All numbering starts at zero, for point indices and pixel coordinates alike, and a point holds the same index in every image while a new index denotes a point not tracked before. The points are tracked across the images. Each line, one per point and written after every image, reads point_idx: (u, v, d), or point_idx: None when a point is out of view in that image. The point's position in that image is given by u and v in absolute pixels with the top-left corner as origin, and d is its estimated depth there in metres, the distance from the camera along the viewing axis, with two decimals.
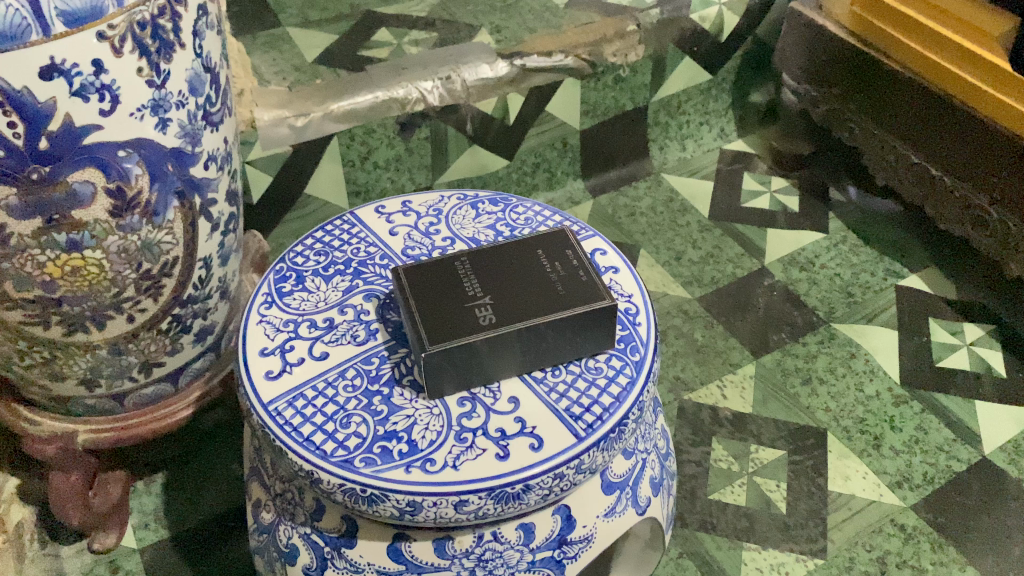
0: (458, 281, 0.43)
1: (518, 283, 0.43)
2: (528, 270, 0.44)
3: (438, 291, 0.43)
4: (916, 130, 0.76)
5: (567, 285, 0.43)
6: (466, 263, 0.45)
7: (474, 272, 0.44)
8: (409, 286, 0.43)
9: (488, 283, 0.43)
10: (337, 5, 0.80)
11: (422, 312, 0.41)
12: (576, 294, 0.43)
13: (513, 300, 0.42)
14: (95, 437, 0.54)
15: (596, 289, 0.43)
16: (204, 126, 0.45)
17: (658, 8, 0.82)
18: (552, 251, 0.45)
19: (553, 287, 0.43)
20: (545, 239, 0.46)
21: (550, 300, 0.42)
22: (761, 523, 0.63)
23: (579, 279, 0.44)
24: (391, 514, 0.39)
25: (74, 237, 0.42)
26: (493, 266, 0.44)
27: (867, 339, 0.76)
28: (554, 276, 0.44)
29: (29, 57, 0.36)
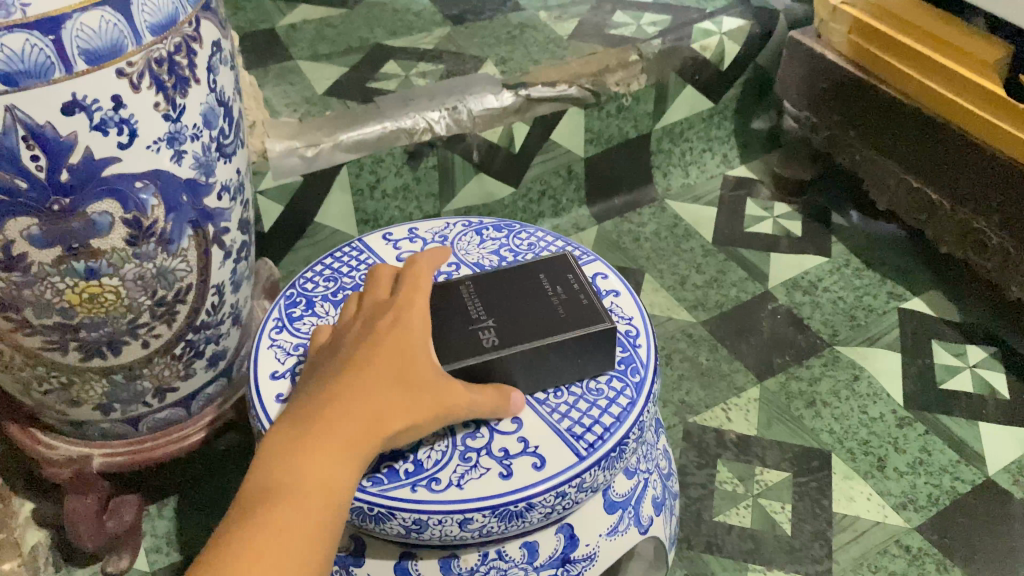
0: (463, 305, 0.45)
1: (520, 308, 0.44)
2: (531, 295, 0.45)
3: (443, 316, 0.44)
4: (916, 155, 0.77)
5: (568, 308, 0.44)
6: (470, 288, 0.46)
7: (478, 296, 0.45)
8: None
9: (493, 307, 0.44)
10: (347, 38, 0.83)
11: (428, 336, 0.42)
12: (575, 317, 0.44)
13: (515, 323, 0.43)
14: (108, 460, 0.55)
15: (596, 312, 0.44)
16: (218, 157, 0.47)
17: (660, 39, 0.84)
18: (554, 276, 0.47)
19: (554, 310, 0.44)
20: (545, 265, 0.48)
21: (551, 322, 0.43)
22: (766, 545, 0.63)
23: (580, 303, 0.45)
24: (397, 532, 0.40)
25: (93, 265, 0.44)
26: (497, 290, 0.46)
27: (870, 361, 0.77)
28: (556, 300, 0.45)
29: (52, 93, 0.38)
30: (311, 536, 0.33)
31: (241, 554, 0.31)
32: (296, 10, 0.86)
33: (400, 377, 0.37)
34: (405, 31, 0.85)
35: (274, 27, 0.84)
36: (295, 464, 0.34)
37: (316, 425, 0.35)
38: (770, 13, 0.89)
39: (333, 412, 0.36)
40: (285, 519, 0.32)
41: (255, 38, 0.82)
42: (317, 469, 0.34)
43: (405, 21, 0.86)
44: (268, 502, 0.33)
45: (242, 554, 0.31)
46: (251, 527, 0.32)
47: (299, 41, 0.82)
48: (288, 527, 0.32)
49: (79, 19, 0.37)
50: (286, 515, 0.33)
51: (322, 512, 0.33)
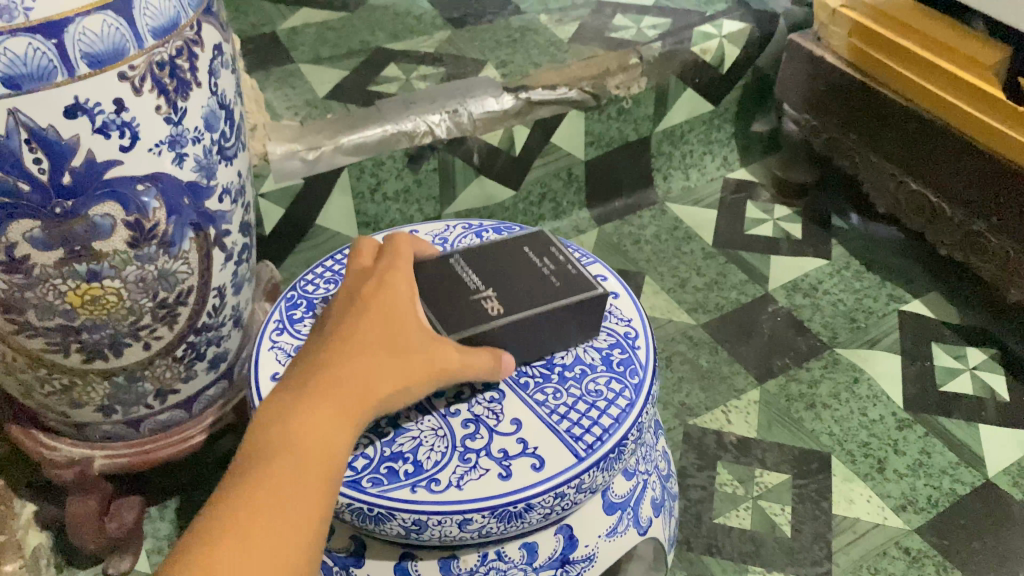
0: (457, 276, 0.45)
1: (513, 277, 0.45)
2: (521, 264, 0.46)
3: (438, 287, 0.44)
4: (916, 158, 0.77)
5: (560, 275, 0.45)
6: (460, 260, 0.46)
7: (470, 267, 0.46)
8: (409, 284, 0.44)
9: (487, 277, 0.45)
10: (348, 41, 0.83)
11: (431, 307, 0.43)
12: (568, 285, 0.45)
13: (514, 291, 0.44)
14: (110, 462, 0.56)
15: (585, 279, 0.45)
16: (219, 160, 0.47)
17: (660, 42, 0.84)
18: (539, 247, 0.47)
19: (547, 277, 0.45)
20: (527, 238, 0.48)
21: (549, 289, 0.44)
22: (766, 547, 0.64)
23: (567, 271, 0.46)
24: (397, 532, 0.40)
25: (94, 267, 0.44)
26: (486, 261, 0.46)
27: (870, 364, 0.77)
28: (547, 268, 0.46)
29: (54, 96, 0.38)
30: (312, 497, 0.33)
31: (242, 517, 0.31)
32: (297, 14, 0.86)
33: (390, 343, 0.38)
34: (406, 34, 0.85)
35: (276, 30, 0.84)
36: (293, 427, 0.34)
37: (310, 392, 0.36)
38: (770, 16, 0.90)
39: (327, 380, 0.36)
40: (283, 482, 0.33)
41: (256, 41, 0.82)
42: (312, 434, 0.34)
43: (406, 24, 0.86)
44: (266, 468, 0.33)
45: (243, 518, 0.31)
46: (249, 491, 0.32)
47: (301, 44, 0.82)
48: (288, 489, 0.33)
49: (81, 23, 0.37)
50: (284, 478, 0.33)
51: (320, 474, 0.34)
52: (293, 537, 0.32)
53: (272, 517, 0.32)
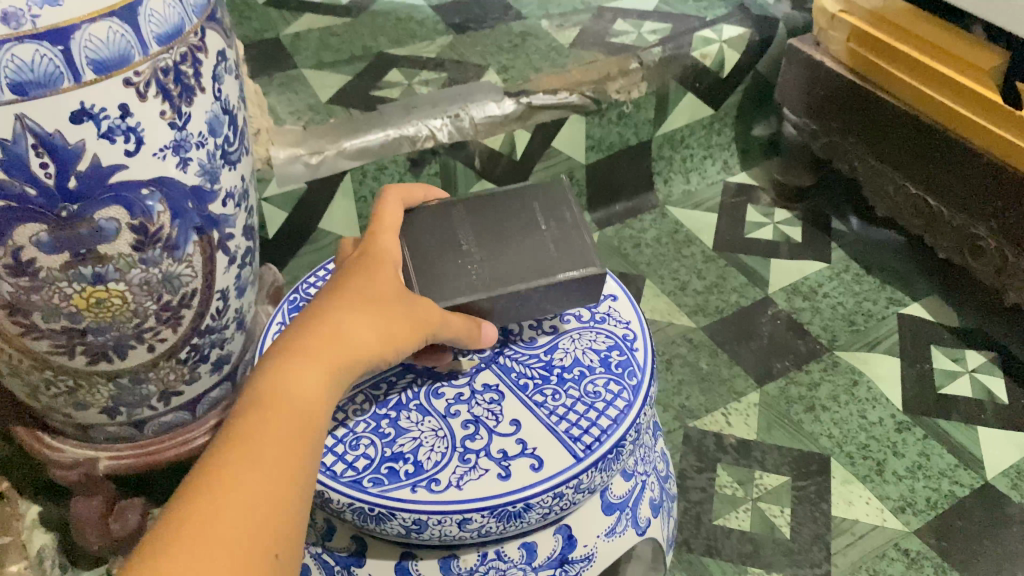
0: (453, 231, 0.47)
1: (509, 239, 0.46)
2: (521, 223, 0.47)
3: (434, 245, 0.46)
4: (915, 162, 0.78)
5: (559, 245, 0.46)
6: (461, 212, 0.48)
7: (468, 222, 0.47)
8: (406, 237, 0.47)
9: (481, 236, 0.47)
10: (350, 47, 0.84)
11: (418, 261, 0.45)
12: (563, 256, 0.45)
13: (502, 257, 0.45)
14: (115, 463, 0.56)
15: (585, 251, 0.46)
16: (222, 165, 0.48)
17: (660, 47, 0.84)
18: (548, 206, 0.48)
19: (544, 246, 0.46)
20: (542, 191, 0.49)
21: (540, 260, 0.45)
22: (765, 548, 0.64)
23: (569, 238, 0.46)
24: (398, 532, 0.41)
25: (99, 270, 0.45)
26: (486, 217, 0.48)
27: (870, 366, 0.77)
28: (547, 233, 0.47)
29: (61, 102, 0.38)
30: (292, 452, 0.33)
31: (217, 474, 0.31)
32: (301, 19, 0.87)
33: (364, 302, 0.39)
34: (408, 39, 0.86)
35: (279, 35, 0.85)
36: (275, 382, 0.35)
37: (286, 353, 0.36)
38: (770, 21, 0.90)
39: (303, 341, 0.36)
40: (260, 439, 0.33)
41: (260, 46, 0.83)
42: (289, 390, 0.34)
43: (408, 30, 0.87)
44: (243, 425, 0.33)
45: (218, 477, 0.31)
46: (225, 451, 0.32)
47: (304, 49, 0.83)
48: (266, 445, 0.33)
49: (87, 30, 0.38)
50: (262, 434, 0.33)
51: (299, 429, 0.34)
52: (274, 490, 0.31)
53: (251, 473, 0.31)
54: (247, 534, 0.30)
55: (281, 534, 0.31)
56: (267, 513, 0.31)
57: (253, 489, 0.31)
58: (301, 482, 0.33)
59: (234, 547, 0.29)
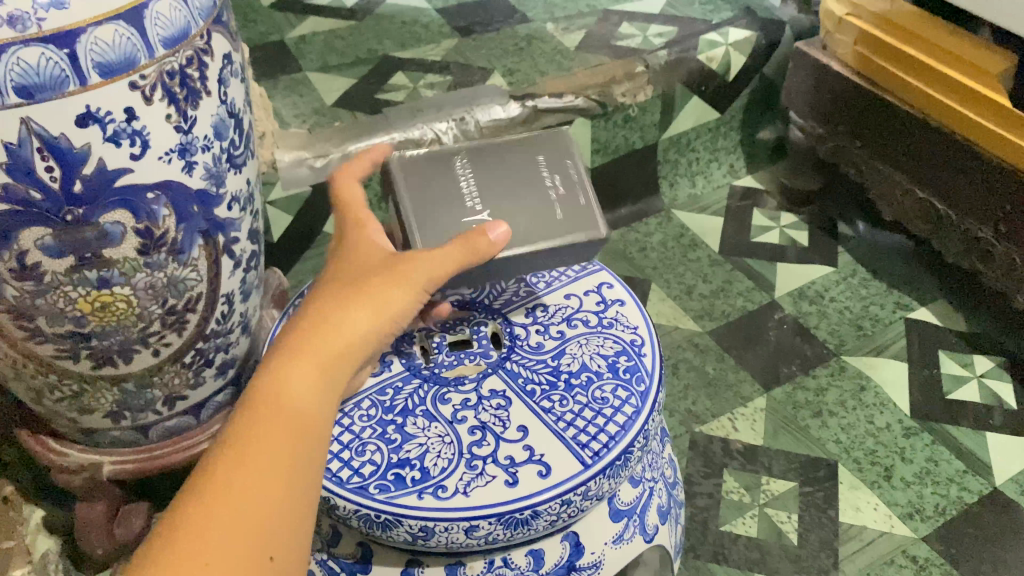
0: (454, 181, 0.45)
1: (515, 192, 0.45)
2: (525, 180, 0.46)
3: (439, 199, 0.44)
4: (923, 167, 0.77)
5: (564, 206, 0.45)
6: (463, 161, 0.46)
7: (469, 172, 0.46)
8: (410, 191, 0.45)
9: (485, 190, 0.45)
10: (356, 50, 0.84)
11: (417, 214, 0.44)
12: (566, 220, 0.45)
13: (507, 216, 0.44)
14: (119, 467, 0.56)
15: (589, 213, 0.45)
16: (228, 168, 0.48)
17: (666, 50, 0.84)
18: (553, 160, 0.47)
19: (550, 206, 0.45)
20: (549, 145, 0.48)
21: (545, 221, 0.44)
22: (773, 555, 0.64)
23: (571, 198, 0.45)
24: (405, 539, 0.41)
25: (104, 275, 0.44)
26: (489, 169, 0.46)
27: (877, 371, 0.77)
28: (554, 191, 0.45)
29: (67, 105, 0.38)
30: (287, 451, 0.33)
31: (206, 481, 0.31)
32: (306, 22, 0.87)
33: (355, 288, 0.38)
34: (413, 42, 0.85)
35: (284, 38, 0.85)
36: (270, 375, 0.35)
37: (278, 353, 0.36)
38: (776, 25, 0.90)
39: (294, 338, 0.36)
40: (250, 440, 0.32)
41: (264, 49, 0.83)
42: (281, 384, 0.34)
43: (413, 33, 0.87)
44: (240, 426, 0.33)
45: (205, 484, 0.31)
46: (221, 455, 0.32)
47: (309, 52, 0.83)
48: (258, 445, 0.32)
49: (93, 33, 0.38)
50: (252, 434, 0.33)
51: (292, 424, 0.34)
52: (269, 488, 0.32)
53: (241, 476, 0.31)
54: (238, 537, 0.30)
55: (275, 536, 0.31)
56: (259, 514, 0.31)
57: (242, 493, 0.31)
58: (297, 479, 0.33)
59: (226, 553, 0.29)
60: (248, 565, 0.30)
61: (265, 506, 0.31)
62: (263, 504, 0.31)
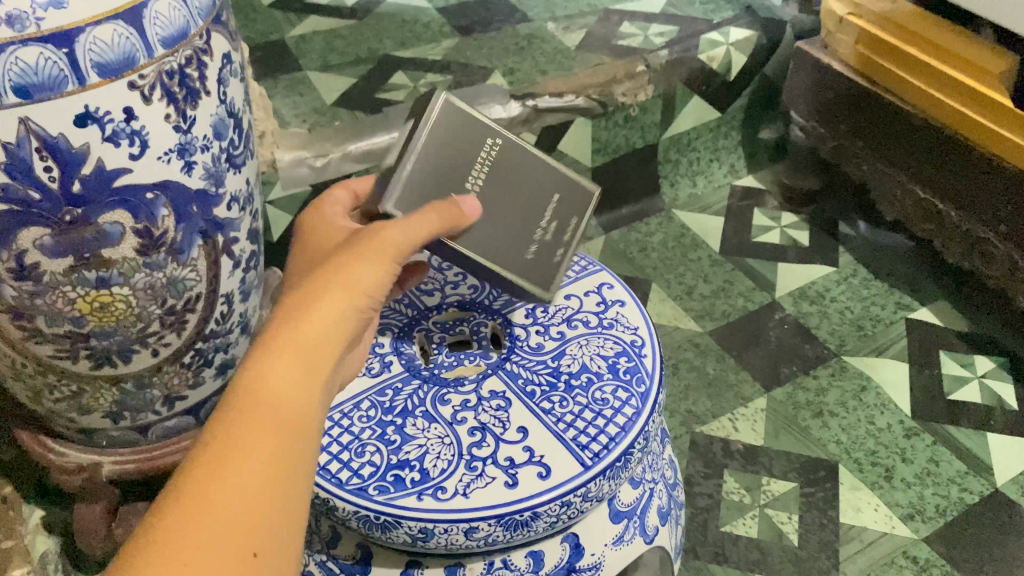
0: (473, 162, 0.44)
1: (511, 213, 0.45)
2: (527, 207, 0.46)
3: (451, 166, 0.43)
4: (924, 166, 0.77)
5: (539, 252, 0.46)
6: (494, 145, 0.45)
7: (491, 166, 0.45)
8: (433, 136, 0.43)
9: (492, 194, 0.45)
10: (356, 49, 0.84)
11: (421, 175, 0.42)
12: (530, 265, 0.46)
13: (491, 229, 0.44)
14: (118, 467, 0.56)
15: (555, 275, 0.47)
16: (228, 168, 0.47)
17: (666, 50, 0.84)
18: (565, 205, 0.47)
19: (530, 244, 0.46)
20: (575, 191, 0.48)
21: (513, 252, 0.45)
22: (773, 556, 0.63)
23: (551, 250, 0.46)
24: (404, 540, 0.41)
25: (103, 275, 0.44)
26: (509, 174, 0.45)
27: (878, 371, 0.77)
28: (544, 235, 0.46)
29: (66, 105, 0.38)
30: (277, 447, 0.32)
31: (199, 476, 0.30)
32: (306, 22, 0.87)
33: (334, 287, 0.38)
34: (414, 42, 0.85)
35: (284, 38, 0.84)
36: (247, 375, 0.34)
37: (257, 352, 0.35)
38: (777, 24, 0.90)
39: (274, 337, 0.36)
40: (239, 436, 0.32)
41: (265, 49, 0.83)
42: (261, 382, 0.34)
43: (413, 32, 0.87)
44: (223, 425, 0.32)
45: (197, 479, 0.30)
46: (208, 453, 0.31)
47: (309, 52, 0.83)
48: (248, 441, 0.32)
49: (92, 32, 0.37)
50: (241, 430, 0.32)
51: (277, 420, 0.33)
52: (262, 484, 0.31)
53: (235, 474, 0.30)
54: (235, 536, 0.29)
55: (273, 535, 0.30)
56: (258, 514, 0.30)
57: (236, 489, 0.30)
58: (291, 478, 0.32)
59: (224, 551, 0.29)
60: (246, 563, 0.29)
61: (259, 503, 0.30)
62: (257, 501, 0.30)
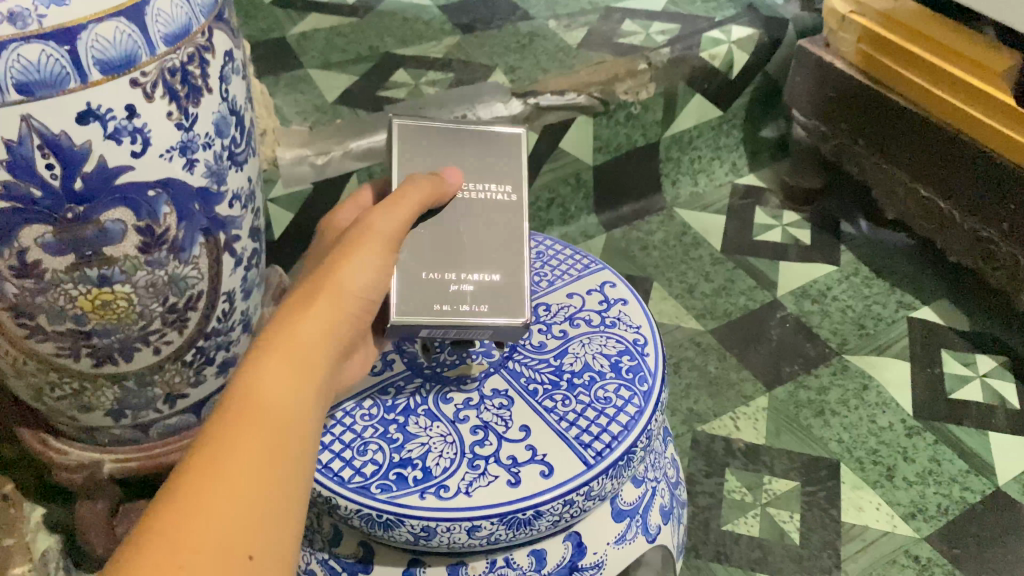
0: (478, 180, 0.45)
1: (449, 243, 0.44)
2: (466, 254, 0.44)
3: (474, 159, 0.45)
4: (926, 164, 0.77)
5: (431, 284, 0.43)
6: (505, 194, 0.45)
7: (482, 201, 0.45)
8: (488, 135, 0.46)
9: (457, 215, 0.44)
10: (357, 47, 0.84)
11: (444, 136, 0.46)
12: (417, 284, 0.43)
13: (429, 233, 0.44)
14: (120, 465, 0.56)
15: (423, 310, 0.43)
16: (229, 166, 0.47)
17: (668, 48, 0.84)
18: (501, 287, 0.44)
19: (431, 273, 0.43)
20: (510, 297, 0.44)
21: (414, 258, 0.43)
22: (775, 554, 0.63)
23: (436, 296, 0.43)
24: (406, 539, 0.41)
25: (105, 272, 0.44)
26: (485, 225, 0.45)
27: (879, 370, 0.77)
28: (453, 280, 0.43)
29: (68, 102, 0.38)
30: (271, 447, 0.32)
31: (196, 475, 0.30)
32: (307, 19, 0.87)
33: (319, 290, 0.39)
34: (415, 40, 0.85)
35: (285, 35, 0.84)
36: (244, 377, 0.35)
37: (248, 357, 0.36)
38: (779, 22, 0.89)
39: (264, 339, 0.36)
40: (234, 436, 0.32)
41: (266, 46, 0.82)
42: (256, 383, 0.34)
43: (414, 29, 0.86)
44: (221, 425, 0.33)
45: (192, 476, 0.30)
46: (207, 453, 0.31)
47: (310, 49, 0.82)
48: (243, 440, 0.32)
49: (94, 30, 0.37)
50: (234, 430, 0.32)
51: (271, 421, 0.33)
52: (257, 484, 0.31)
53: (231, 474, 0.31)
54: (231, 533, 0.29)
55: (269, 535, 0.30)
56: (252, 512, 0.30)
57: (231, 489, 0.30)
58: (286, 478, 0.32)
59: (218, 549, 0.28)
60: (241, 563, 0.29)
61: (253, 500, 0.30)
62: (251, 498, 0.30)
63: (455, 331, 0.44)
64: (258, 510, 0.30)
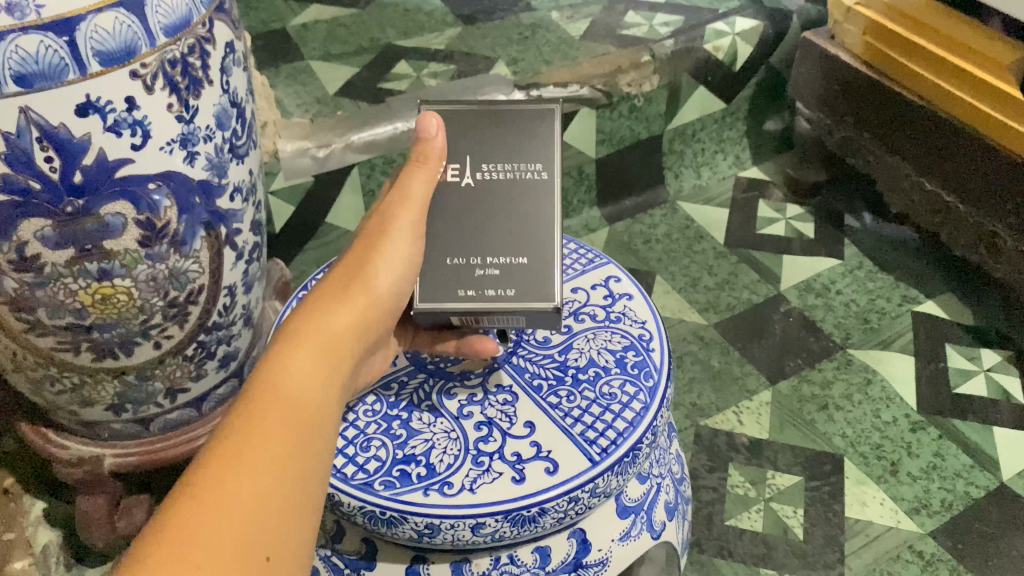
0: (505, 158, 0.44)
1: (475, 229, 0.43)
2: (492, 235, 0.43)
3: (502, 141, 0.44)
4: (932, 158, 0.76)
5: (455, 268, 0.43)
6: (534, 171, 0.43)
7: (507, 179, 0.43)
8: (521, 111, 0.44)
9: (482, 195, 0.43)
10: (358, 38, 0.83)
11: (470, 113, 0.44)
12: (442, 269, 0.43)
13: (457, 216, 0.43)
14: (119, 461, 0.56)
15: (447, 296, 0.43)
16: (230, 159, 0.47)
17: (672, 40, 0.83)
18: (529, 271, 0.43)
19: (456, 258, 0.43)
20: (537, 280, 0.43)
21: (441, 242, 0.43)
22: (779, 549, 0.63)
23: (461, 281, 0.43)
24: (410, 536, 0.40)
25: (105, 266, 0.44)
26: (512, 205, 0.43)
27: (885, 365, 0.76)
28: (477, 263, 0.43)
29: (66, 94, 0.37)
30: (292, 441, 0.32)
31: (214, 467, 0.30)
32: (308, 10, 0.86)
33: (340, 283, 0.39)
34: (416, 31, 0.84)
35: (286, 27, 0.84)
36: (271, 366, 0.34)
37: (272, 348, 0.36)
38: (783, 14, 0.89)
39: (287, 330, 0.36)
40: (256, 427, 0.32)
41: (267, 38, 0.82)
42: (280, 376, 0.34)
43: (416, 21, 0.86)
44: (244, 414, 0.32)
45: (211, 468, 0.30)
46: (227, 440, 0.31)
47: (311, 41, 0.82)
48: (264, 429, 0.32)
49: (93, 20, 0.37)
50: (255, 421, 0.32)
51: (297, 415, 0.33)
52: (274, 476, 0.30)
53: (251, 466, 0.30)
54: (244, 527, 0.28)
55: (282, 532, 0.30)
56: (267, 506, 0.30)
57: (249, 483, 0.30)
58: (306, 472, 0.32)
59: (232, 545, 0.28)
60: (249, 561, 0.28)
61: (270, 493, 0.30)
62: (269, 491, 0.30)
63: (486, 317, 0.43)
64: (275, 503, 0.30)
